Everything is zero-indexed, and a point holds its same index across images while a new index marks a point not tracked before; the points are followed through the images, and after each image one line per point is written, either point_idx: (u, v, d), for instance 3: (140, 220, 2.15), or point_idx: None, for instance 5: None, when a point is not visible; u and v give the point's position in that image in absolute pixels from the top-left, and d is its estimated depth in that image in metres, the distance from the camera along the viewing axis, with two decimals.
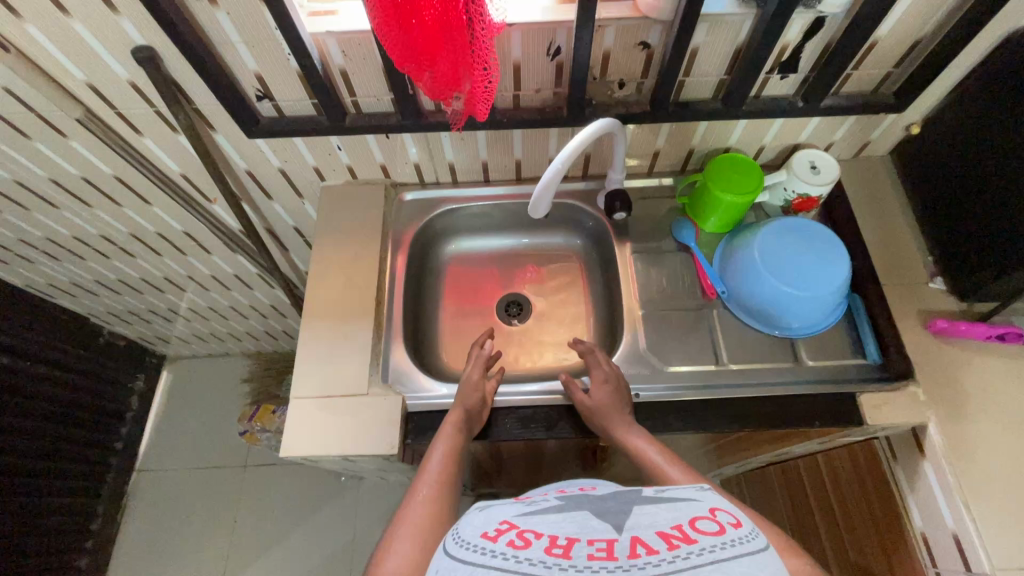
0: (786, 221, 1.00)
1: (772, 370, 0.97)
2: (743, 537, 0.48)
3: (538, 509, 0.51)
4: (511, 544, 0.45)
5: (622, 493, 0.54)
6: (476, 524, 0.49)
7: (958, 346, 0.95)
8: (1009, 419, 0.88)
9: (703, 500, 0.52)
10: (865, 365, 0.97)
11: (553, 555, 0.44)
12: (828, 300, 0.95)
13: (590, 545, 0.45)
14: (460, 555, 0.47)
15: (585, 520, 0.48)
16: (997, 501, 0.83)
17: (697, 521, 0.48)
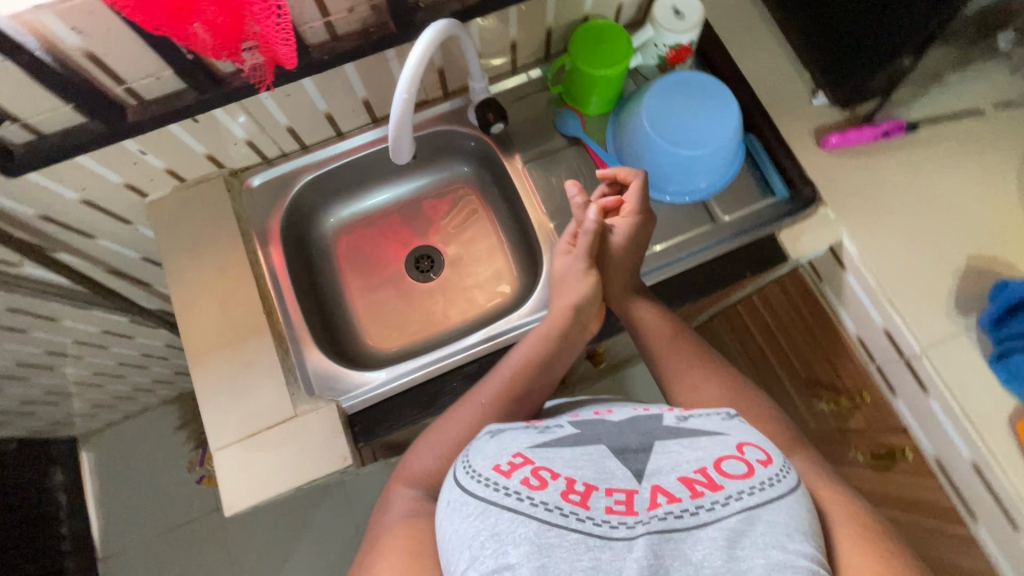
0: (672, 79, 0.93)
1: (693, 238, 0.95)
2: (769, 479, 0.54)
3: (554, 441, 0.58)
4: (527, 483, 0.50)
5: (645, 430, 0.62)
6: (489, 456, 0.54)
7: (852, 155, 0.96)
8: (909, 209, 0.92)
9: (732, 437, 0.59)
10: (775, 203, 0.96)
11: (571, 501, 0.50)
12: (726, 152, 0.91)
13: (608, 497, 0.52)
14: (472, 488, 0.51)
15: (605, 466, 0.55)
16: (914, 288, 0.89)
17: (721, 465, 0.54)
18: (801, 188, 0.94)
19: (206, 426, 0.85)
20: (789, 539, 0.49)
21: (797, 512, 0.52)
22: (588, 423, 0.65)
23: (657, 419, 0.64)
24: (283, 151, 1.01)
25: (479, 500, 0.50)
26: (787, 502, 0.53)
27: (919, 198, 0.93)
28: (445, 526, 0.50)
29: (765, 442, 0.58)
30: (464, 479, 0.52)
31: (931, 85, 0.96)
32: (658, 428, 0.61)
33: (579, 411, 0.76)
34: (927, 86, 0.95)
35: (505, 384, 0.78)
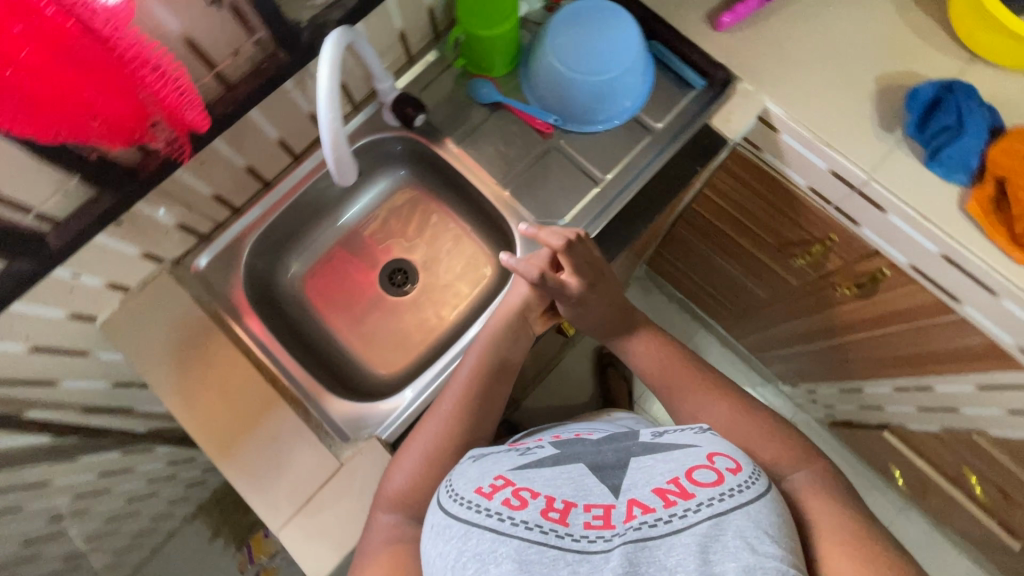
0: (569, 11, 0.94)
1: (638, 154, 0.99)
2: (737, 485, 0.61)
3: (534, 465, 0.69)
4: (506, 505, 0.60)
5: (625, 450, 0.71)
6: (473, 482, 0.65)
7: (746, 27, 1.01)
8: (812, 57, 0.98)
9: (705, 448, 0.67)
10: (697, 94, 1.00)
11: (550, 518, 0.58)
12: (637, 64, 0.94)
13: (586, 512, 0.60)
14: (457, 513, 0.61)
15: (584, 482, 0.65)
16: (840, 125, 0.95)
17: (691, 475, 0.62)
18: (714, 73, 0.99)
19: (256, 513, 0.83)
20: (757, 542, 0.55)
21: (768, 516, 0.58)
22: (570, 447, 0.75)
23: (636, 438, 0.73)
24: (215, 222, 0.96)
25: (463, 523, 0.59)
26: (758, 506, 0.59)
27: (817, 45, 0.99)
28: (430, 553, 0.58)
29: (735, 452, 0.66)
30: (452, 505, 0.62)
31: None
32: (635, 446, 0.71)
33: (562, 434, 0.85)
34: None
35: (469, 382, 0.83)
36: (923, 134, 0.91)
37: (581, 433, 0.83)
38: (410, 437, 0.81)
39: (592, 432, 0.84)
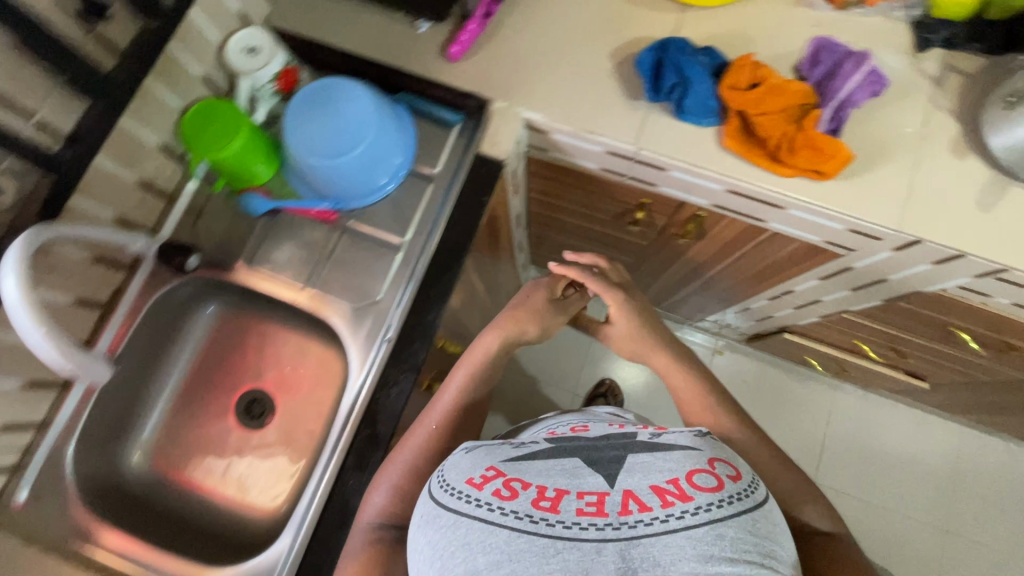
0: (298, 97, 0.92)
1: (427, 206, 0.98)
2: (736, 493, 0.63)
3: (528, 455, 0.71)
4: (498, 497, 0.65)
5: (624, 443, 0.71)
6: (466, 473, 0.69)
7: (479, 48, 1.02)
8: (548, 56, 1.01)
9: (704, 451, 0.67)
10: (460, 129, 1.02)
11: (541, 507, 0.64)
12: (385, 124, 0.92)
13: (578, 499, 0.64)
14: (449, 503, 0.67)
15: (579, 473, 0.67)
16: (595, 110, 0.99)
17: (692, 478, 0.63)
18: (465, 104, 1.01)
19: None
20: (748, 547, 0.59)
21: (765, 529, 0.62)
22: (566, 437, 0.76)
23: (633, 434, 0.73)
24: (20, 449, 0.88)
25: (456, 513, 0.65)
26: (754, 515, 0.62)
27: (548, 43, 1.02)
28: (432, 530, 0.66)
29: (731, 457, 0.68)
30: (447, 499, 0.67)
31: None
32: (634, 443, 0.70)
33: (562, 426, 0.86)
34: None
35: (448, 398, 0.93)
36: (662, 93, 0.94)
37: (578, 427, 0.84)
38: (393, 452, 0.87)
39: (588, 425, 0.84)
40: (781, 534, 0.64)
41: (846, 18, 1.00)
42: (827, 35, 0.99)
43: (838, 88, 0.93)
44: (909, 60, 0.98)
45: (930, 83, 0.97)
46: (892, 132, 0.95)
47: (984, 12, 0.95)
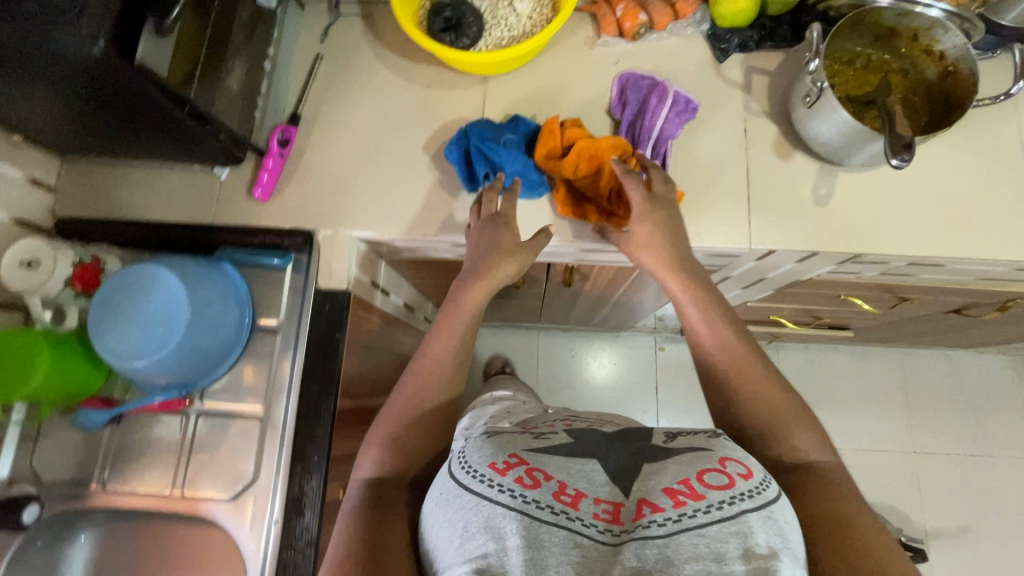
0: (97, 301, 0.85)
1: (280, 363, 0.93)
2: (753, 489, 0.56)
3: (550, 448, 0.63)
4: (519, 484, 0.57)
5: (637, 447, 0.64)
6: (486, 453, 0.62)
7: (288, 179, 0.96)
8: (361, 168, 0.96)
9: (715, 450, 0.60)
10: (291, 268, 0.95)
11: (559, 500, 0.56)
12: (206, 295, 0.88)
13: (596, 504, 0.57)
14: (467, 483, 0.59)
15: (594, 474, 0.59)
16: (424, 211, 0.94)
17: (706, 477, 0.56)
18: (287, 241, 0.93)
19: None
20: (762, 535, 0.53)
21: (784, 523, 0.55)
22: (582, 434, 0.69)
23: (647, 438, 0.66)
24: None
25: (473, 495, 0.58)
26: (772, 514, 0.55)
27: (357, 154, 0.97)
28: (447, 503, 0.60)
29: (745, 456, 0.60)
30: (465, 473, 0.60)
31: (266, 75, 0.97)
32: (647, 447, 0.63)
33: (571, 423, 0.78)
34: (263, 81, 0.96)
35: (424, 395, 0.77)
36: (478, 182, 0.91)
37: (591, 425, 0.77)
38: (384, 406, 0.78)
39: (602, 423, 0.78)
40: (802, 533, 0.56)
41: (642, 47, 0.99)
42: (629, 68, 0.98)
43: (650, 126, 0.91)
44: (712, 72, 0.98)
45: (738, 90, 0.97)
46: (715, 148, 0.95)
47: (765, 9, 0.95)
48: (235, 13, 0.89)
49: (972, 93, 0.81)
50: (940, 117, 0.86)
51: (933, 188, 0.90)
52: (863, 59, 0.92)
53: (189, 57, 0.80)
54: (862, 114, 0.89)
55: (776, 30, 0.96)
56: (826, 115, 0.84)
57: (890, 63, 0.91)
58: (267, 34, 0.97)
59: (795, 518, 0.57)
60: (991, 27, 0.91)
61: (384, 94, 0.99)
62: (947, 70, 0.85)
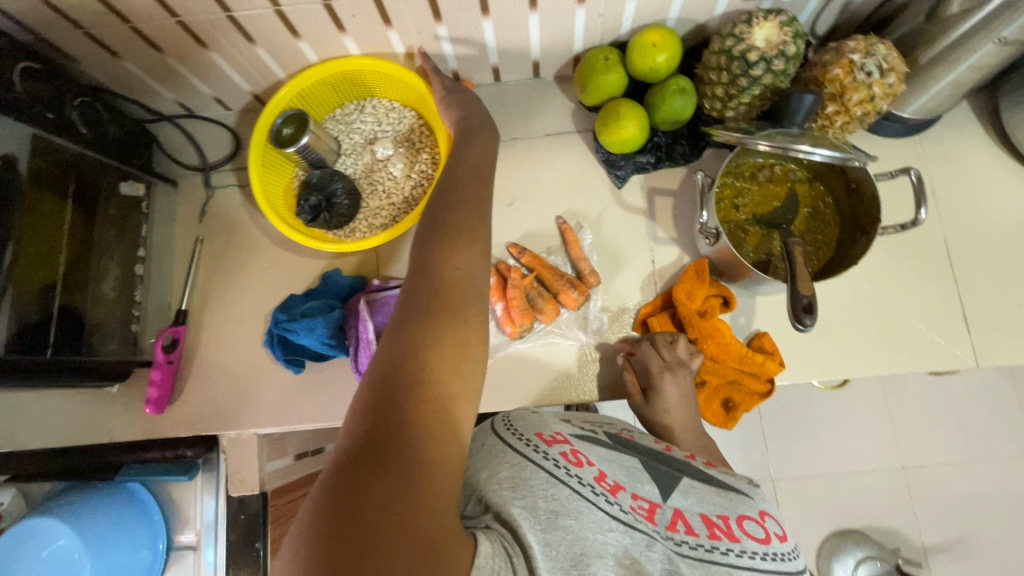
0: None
1: (202, 574, 0.94)
2: (785, 552, 0.47)
3: (593, 435, 0.53)
4: (564, 458, 0.47)
5: (674, 463, 0.53)
6: (533, 426, 0.51)
7: (179, 388, 0.91)
8: (257, 358, 0.91)
9: (753, 500, 0.51)
10: (200, 475, 0.94)
11: (603, 486, 0.46)
12: (98, 520, 0.86)
13: (634, 498, 0.46)
14: (511, 442, 0.48)
15: (638, 472, 0.49)
16: (328, 399, 0.88)
17: (745, 520, 0.48)
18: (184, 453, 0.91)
19: None
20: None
21: None
22: (624, 437, 0.56)
23: (682, 456, 0.56)
24: None
25: (514, 453, 0.47)
26: None
27: (251, 344, 0.92)
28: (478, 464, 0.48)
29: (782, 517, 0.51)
30: (505, 440, 0.49)
31: (140, 275, 0.90)
32: (686, 467, 0.53)
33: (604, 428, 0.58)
34: (139, 285, 0.90)
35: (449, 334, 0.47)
36: (351, 358, 0.85)
37: (631, 432, 0.59)
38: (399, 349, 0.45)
39: (639, 438, 0.58)
40: None
41: (534, 182, 0.93)
42: (525, 208, 0.92)
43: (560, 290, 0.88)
44: (611, 199, 0.92)
45: (641, 216, 0.91)
46: (624, 283, 0.89)
47: (657, 128, 0.88)
48: (94, 223, 0.83)
49: (876, 220, 0.76)
50: (851, 237, 0.81)
51: (853, 303, 0.85)
52: (767, 170, 0.84)
53: (41, 300, 0.74)
54: (770, 240, 0.84)
55: (673, 146, 0.89)
56: (728, 256, 0.79)
57: (795, 172, 0.85)
58: (137, 227, 0.91)
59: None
60: (894, 118, 0.85)
61: (272, 269, 0.94)
62: (851, 185, 0.80)
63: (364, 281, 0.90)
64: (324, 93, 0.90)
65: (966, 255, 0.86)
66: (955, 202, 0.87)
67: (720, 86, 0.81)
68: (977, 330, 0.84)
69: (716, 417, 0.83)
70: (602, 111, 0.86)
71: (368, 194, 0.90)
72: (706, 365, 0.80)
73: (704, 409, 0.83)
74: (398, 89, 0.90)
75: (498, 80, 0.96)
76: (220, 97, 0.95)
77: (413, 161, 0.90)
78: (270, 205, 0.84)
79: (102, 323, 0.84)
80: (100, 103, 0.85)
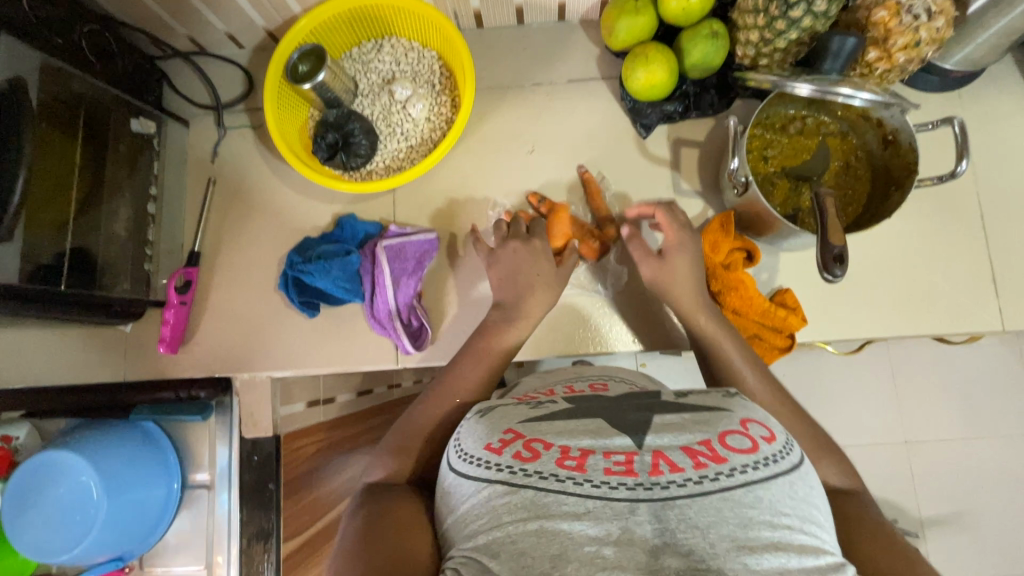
0: (13, 481, 0.78)
1: (217, 517, 0.95)
2: (779, 453, 0.44)
3: (549, 412, 0.50)
4: (519, 459, 0.45)
5: (645, 403, 0.51)
6: (480, 434, 0.48)
7: (192, 330, 0.90)
8: (271, 302, 0.90)
9: (733, 411, 0.48)
10: (216, 423, 0.94)
11: (567, 465, 0.43)
12: (116, 463, 0.83)
13: (607, 457, 0.44)
14: (466, 472, 0.46)
15: (604, 429, 0.46)
16: (343, 345, 0.88)
17: (726, 437, 0.44)
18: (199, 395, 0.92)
19: None
20: (786, 511, 0.42)
21: (809, 494, 0.44)
22: (585, 398, 0.54)
23: (652, 393, 0.53)
24: None
25: (471, 481, 0.45)
26: (802, 476, 0.44)
27: (266, 287, 0.91)
28: (447, 501, 0.48)
29: (767, 417, 0.48)
30: (458, 461, 0.48)
31: (152, 214, 0.89)
32: (655, 402, 0.50)
33: (573, 386, 0.60)
34: (151, 224, 0.89)
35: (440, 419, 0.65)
36: (367, 303, 0.84)
37: (596, 388, 0.59)
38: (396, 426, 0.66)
39: (610, 387, 0.59)
40: (825, 498, 0.46)
41: (557, 129, 0.90)
42: (545, 155, 0.90)
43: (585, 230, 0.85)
44: (635, 150, 0.89)
45: (665, 167, 0.88)
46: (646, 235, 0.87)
47: (686, 75, 0.84)
48: (105, 156, 0.81)
49: (913, 172, 0.74)
50: (882, 191, 0.79)
51: (878, 261, 0.84)
52: (798, 123, 0.81)
53: (55, 233, 0.73)
54: (799, 193, 0.81)
55: (701, 96, 0.86)
56: (757, 208, 0.77)
57: (827, 125, 0.82)
58: (149, 165, 0.89)
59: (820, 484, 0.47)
60: (935, 71, 0.82)
61: (286, 213, 0.92)
62: (887, 138, 0.78)
63: (381, 228, 0.89)
64: (339, 30, 0.87)
65: (999, 215, 0.83)
66: (993, 159, 0.84)
67: (756, 30, 0.77)
68: (1005, 291, 0.82)
69: None
70: (630, 55, 0.83)
71: (385, 137, 0.87)
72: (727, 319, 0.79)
73: None
74: (418, 26, 0.87)
75: (521, 22, 0.92)
76: (232, 33, 0.92)
77: (432, 103, 0.87)
78: (285, 143, 0.82)
79: (116, 261, 0.83)
80: (110, 33, 0.82)
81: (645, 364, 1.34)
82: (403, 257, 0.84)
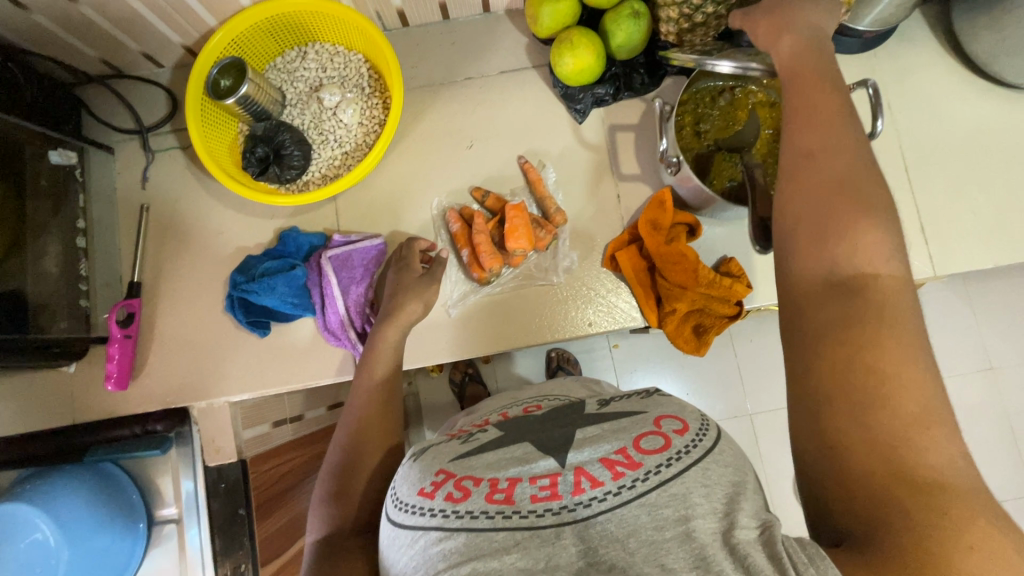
0: None
1: (188, 552, 0.91)
2: (691, 442, 0.44)
3: (478, 446, 0.50)
4: (450, 501, 0.44)
5: (569, 419, 0.52)
6: (414, 479, 0.48)
7: (141, 363, 0.87)
8: (220, 326, 0.88)
9: (647, 412, 0.49)
10: (176, 451, 0.91)
11: (496, 500, 0.44)
12: (72, 507, 0.79)
13: (533, 483, 0.44)
14: (402, 522, 0.46)
15: (529, 454, 0.47)
16: (297, 362, 0.86)
17: (640, 440, 0.45)
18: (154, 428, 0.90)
19: None
20: (699, 501, 0.41)
21: (723, 477, 0.43)
22: (518, 422, 0.54)
23: (578, 407, 0.54)
24: None
25: (407, 531, 0.45)
26: (718, 462, 0.44)
27: (213, 311, 0.88)
28: (387, 558, 0.47)
29: (682, 408, 0.49)
30: (395, 512, 0.47)
31: (82, 247, 0.85)
32: (579, 418, 0.51)
33: (508, 410, 0.60)
34: (82, 259, 0.85)
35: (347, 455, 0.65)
36: (319, 316, 0.84)
37: (530, 408, 0.59)
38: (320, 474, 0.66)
39: (544, 405, 0.59)
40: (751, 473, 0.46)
41: (492, 122, 0.90)
42: (483, 151, 0.89)
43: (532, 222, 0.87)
44: (572, 136, 0.90)
45: (602, 151, 0.89)
46: (590, 219, 0.88)
47: (614, 57, 0.85)
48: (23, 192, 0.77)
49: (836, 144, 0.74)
50: None
51: None
52: (727, 94, 0.81)
53: None
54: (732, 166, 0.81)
55: (630, 76, 0.87)
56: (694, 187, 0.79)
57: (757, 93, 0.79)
58: (74, 198, 0.85)
59: (744, 462, 0.46)
60: (851, 33, 0.83)
61: (225, 233, 0.89)
62: None
63: (325, 238, 0.87)
64: (259, 41, 0.85)
65: (921, 166, 0.87)
66: (911, 113, 0.88)
67: (675, 7, 0.76)
68: (933, 238, 0.86)
69: (689, 344, 0.84)
70: (556, 41, 0.82)
71: (318, 146, 0.86)
72: (675, 293, 0.81)
73: (675, 338, 0.83)
74: (340, 30, 0.86)
75: (447, 17, 0.91)
76: (148, 52, 0.88)
77: (362, 106, 0.86)
78: (212, 160, 0.79)
79: (48, 301, 0.80)
80: (12, 65, 0.78)
81: (618, 344, 1.37)
82: (350, 265, 0.84)
